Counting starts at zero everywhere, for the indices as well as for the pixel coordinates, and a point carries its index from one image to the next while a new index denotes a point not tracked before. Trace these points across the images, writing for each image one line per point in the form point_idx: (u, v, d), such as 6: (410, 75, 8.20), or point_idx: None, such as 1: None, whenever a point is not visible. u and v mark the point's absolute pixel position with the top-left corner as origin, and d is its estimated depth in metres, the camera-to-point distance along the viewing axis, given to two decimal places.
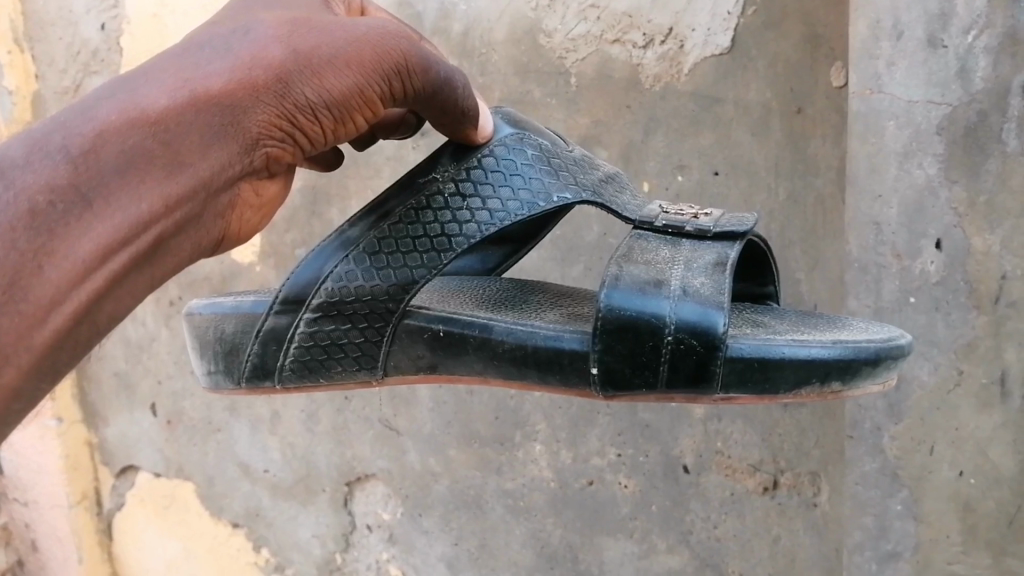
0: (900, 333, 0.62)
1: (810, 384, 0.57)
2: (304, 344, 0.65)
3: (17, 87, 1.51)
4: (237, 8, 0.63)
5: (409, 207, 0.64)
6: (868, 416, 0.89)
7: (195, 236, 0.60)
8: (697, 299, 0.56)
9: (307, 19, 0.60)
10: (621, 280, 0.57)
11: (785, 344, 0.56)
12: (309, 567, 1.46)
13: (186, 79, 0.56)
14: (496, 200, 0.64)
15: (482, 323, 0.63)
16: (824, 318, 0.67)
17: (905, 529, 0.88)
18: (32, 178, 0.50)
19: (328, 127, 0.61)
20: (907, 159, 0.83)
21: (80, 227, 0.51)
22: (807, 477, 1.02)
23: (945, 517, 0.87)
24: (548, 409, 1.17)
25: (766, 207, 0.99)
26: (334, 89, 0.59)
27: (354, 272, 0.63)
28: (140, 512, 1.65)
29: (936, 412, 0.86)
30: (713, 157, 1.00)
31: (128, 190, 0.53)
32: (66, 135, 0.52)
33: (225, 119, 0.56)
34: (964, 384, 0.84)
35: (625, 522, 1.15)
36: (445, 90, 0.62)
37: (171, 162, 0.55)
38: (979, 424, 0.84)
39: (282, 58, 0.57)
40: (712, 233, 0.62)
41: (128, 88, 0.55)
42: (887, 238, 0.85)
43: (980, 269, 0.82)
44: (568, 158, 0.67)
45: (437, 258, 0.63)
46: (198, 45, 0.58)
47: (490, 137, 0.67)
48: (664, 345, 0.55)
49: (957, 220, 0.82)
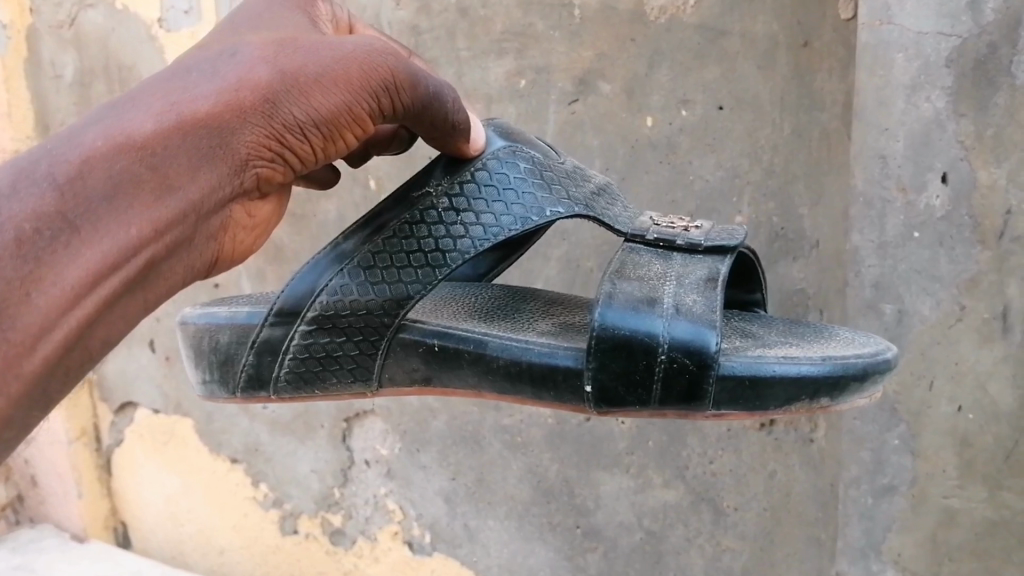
0: (886, 346, 0.63)
1: (800, 401, 0.58)
2: (300, 356, 0.67)
3: (11, 22, 1.47)
4: (225, 29, 0.64)
5: (403, 222, 0.66)
6: None
7: (186, 259, 0.61)
8: (689, 318, 0.57)
9: (293, 41, 0.61)
10: (613, 299, 0.59)
11: (775, 361, 0.58)
12: (308, 502, 1.47)
13: (173, 104, 0.57)
14: (489, 215, 0.66)
15: (476, 336, 0.65)
16: (811, 332, 0.69)
17: (902, 463, 0.90)
18: (18, 208, 0.51)
19: (318, 146, 0.61)
20: (915, 93, 0.82)
21: (67, 254, 0.52)
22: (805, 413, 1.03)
23: (943, 452, 0.88)
24: None
25: (770, 141, 0.97)
26: (322, 108, 0.60)
27: (350, 285, 0.65)
28: (139, 448, 1.66)
29: (936, 346, 0.86)
30: (718, 92, 0.99)
31: (115, 216, 0.54)
32: (54, 162, 0.53)
33: (213, 142, 0.57)
34: (965, 319, 0.84)
35: (622, 457, 1.16)
36: (434, 105, 0.63)
37: (158, 186, 0.56)
38: (979, 358, 0.85)
39: (268, 79, 0.58)
40: (703, 247, 0.64)
41: (115, 115, 0.56)
42: (893, 172, 0.84)
43: (985, 204, 0.82)
44: (560, 171, 0.69)
45: (432, 272, 0.65)
46: (184, 70, 0.59)
47: (483, 150, 0.69)
48: (656, 365, 0.57)
49: (964, 153, 0.81)
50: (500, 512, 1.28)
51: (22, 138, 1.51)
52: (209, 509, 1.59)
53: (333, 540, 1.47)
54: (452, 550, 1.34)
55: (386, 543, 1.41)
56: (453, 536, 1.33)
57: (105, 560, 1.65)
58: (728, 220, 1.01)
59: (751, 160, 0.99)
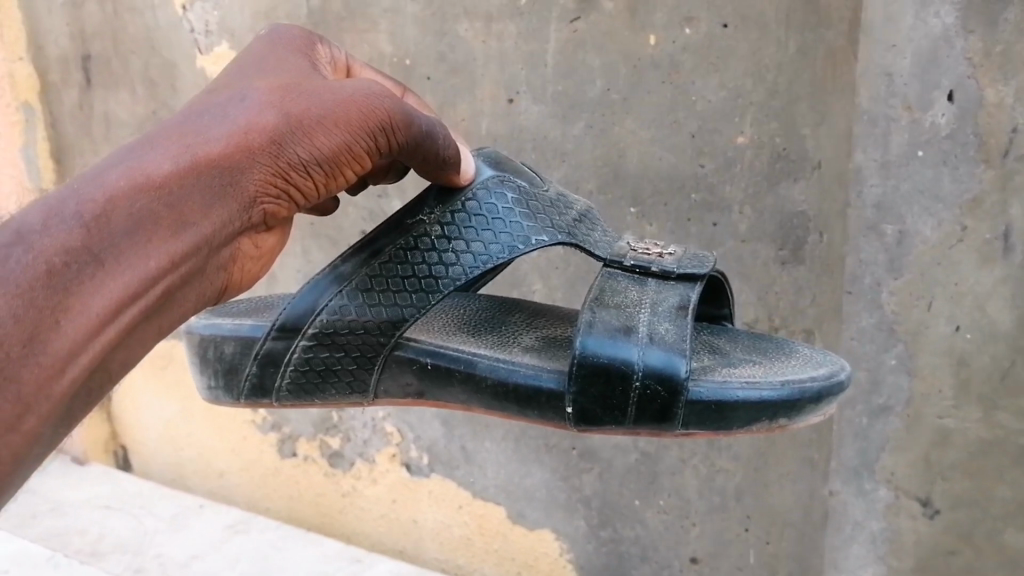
0: (840, 365, 0.67)
1: (761, 421, 0.61)
2: (300, 368, 0.69)
3: None
4: (231, 74, 0.66)
5: (397, 247, 0.68)
6: (868, 271, 0.89)
7: (196, 291, 0.62)
8: (662, 346, 0.60)
9: (298, 87, 0.63)
10: (593, 327, 0.62)
11: (739, 385, 0.61)
12: (306, 425, 1.47)
13: (188, 146, 0.59)
14: (479, 243, 0.68)
15: (465, 357, 0.68)
16: (778, 350, 0.72)
17: (897, 383, 0.91)
18: (47, 239, 0.51)
19: (320, 182, 0.63)
20: (924, 8, 0.80)
21: (93, 284, 0.53)
22: (802, 335, 1.00)
23: (939, 371, 0.89)
24: (545, 270, 1.14)
25: (775, 61, 0.94)
26: (324, 148, 0.62)
27: (348, 306, 0.68)
28: (138, 374, 1.66)
29: (936, 268, 0.86)
30: (722, 9, 0.95)
31: (137, 249, 0.55)
32: (79, 201, 0.54)
33: (223, 181, 0.59)
34: (966, 240, 0.84)
35: None
36: (427, 143, 0.64)
37: (175, 222, 0.57)
38: (979, 279, 0.85)
39: (275, 122, 0.61)
40: (675, 275, 0.67)
41: (133, 155, 0.58)
42: (898, 90, 0.83)
43: (991, 122, 0.80)
44: (545, 200, 0.71)
45: (424, 295, 0.68)
46: (195, 115, 0.61)
47: (472, 180, 0.70)
48: (631, 390, 0.60)
49: (971, 71, 0.80)
50: (497, 433, 1.28)
51: (12, 59, 1.45)
52: (208, 433, 1.60)
53: (332, 462, 1.47)
54: (450, 472, 1.35)
55: (384, 464, 1.41)
56: (451, 458, 1.34)
57: (106, 482, 1.66)
58: (729, 142, 0.98)
59: (755, 81, 0.95)
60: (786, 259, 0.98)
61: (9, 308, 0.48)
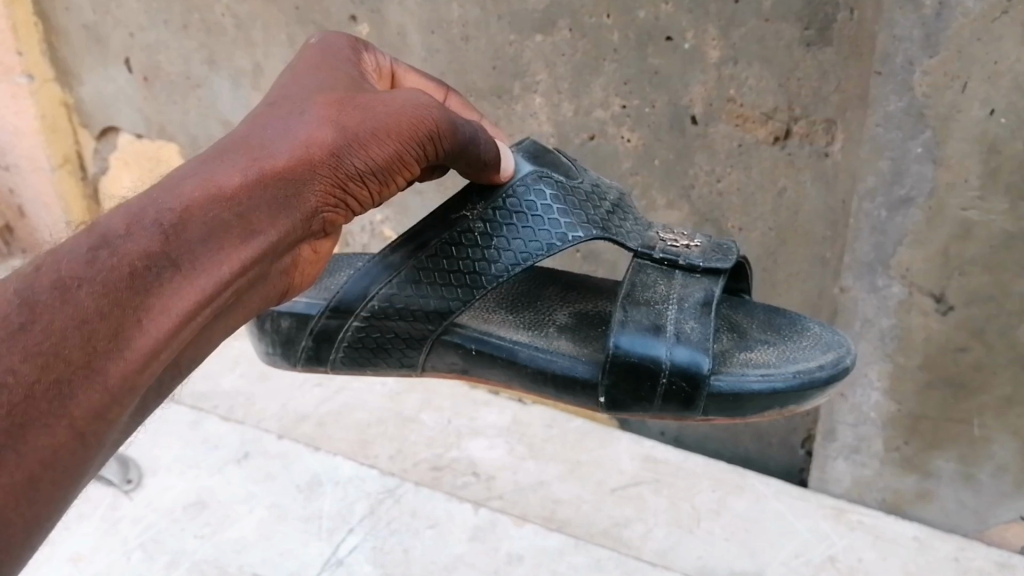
0: (846, 348, 0.72)
1: (773, 407, 0.68)
2: (354, 345, 0.72)
3: None
4: (284, 85, 0.66)
5: (442, 241, 0.69)
6: (901, 50, 0.82)
7: (259, 293, 0.62)
8: (687, 344, 0.65)
9: (352, 99, 0.63)
10: (625, 325, 0.66)
11: (756, 379, 0.66)
12: None
13: (256, 158, 0.58)
14: (518, 241, 0.69)
15: (506, 346, 0.72)
16: (788, 321, 0.77)
17: (922, 174, 0.86)
18: (129, 244, 0.51)
19: (375, 190, 0.64)
20: None
21: (172, 289, 0.51)
22: (823, 126, 0.92)
23: (967, 160, 0.83)
24: (550, 57, 1.01)
25: None
26: (380, 158, 0.62)
27: (396, 295, 0.69)
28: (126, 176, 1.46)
29: (976, 44, 0.79)
30: None
31: (214, 257, 0.54)
32: (158, 209, 0.53)
33: (290, 192, 0.58)
34: (1012, 13, 0.76)
35: (625, 178, 1.05)
36: (470, 149, 0.65)
37: (246, 231, 0.56)
38: (1021, 57, 0.78)
39: (334, 134, 0.60)
40: (702, 268, 0.71)
41: (204, 166, 0.57)
42: None
43: None
44: (582, 193, 0.71)
45: (470, 287, 0.69)
46: (259, 128, 0.60)
47: (511, 176, 0.70)
48: (659, 384, 0.65)
49: None
50: None
51: None
52: None
53: None
54: None
55: None
56: None
57: None
58: None
59: None
60: (812, 41, 0.88)
61: (95, 309, 0.48)
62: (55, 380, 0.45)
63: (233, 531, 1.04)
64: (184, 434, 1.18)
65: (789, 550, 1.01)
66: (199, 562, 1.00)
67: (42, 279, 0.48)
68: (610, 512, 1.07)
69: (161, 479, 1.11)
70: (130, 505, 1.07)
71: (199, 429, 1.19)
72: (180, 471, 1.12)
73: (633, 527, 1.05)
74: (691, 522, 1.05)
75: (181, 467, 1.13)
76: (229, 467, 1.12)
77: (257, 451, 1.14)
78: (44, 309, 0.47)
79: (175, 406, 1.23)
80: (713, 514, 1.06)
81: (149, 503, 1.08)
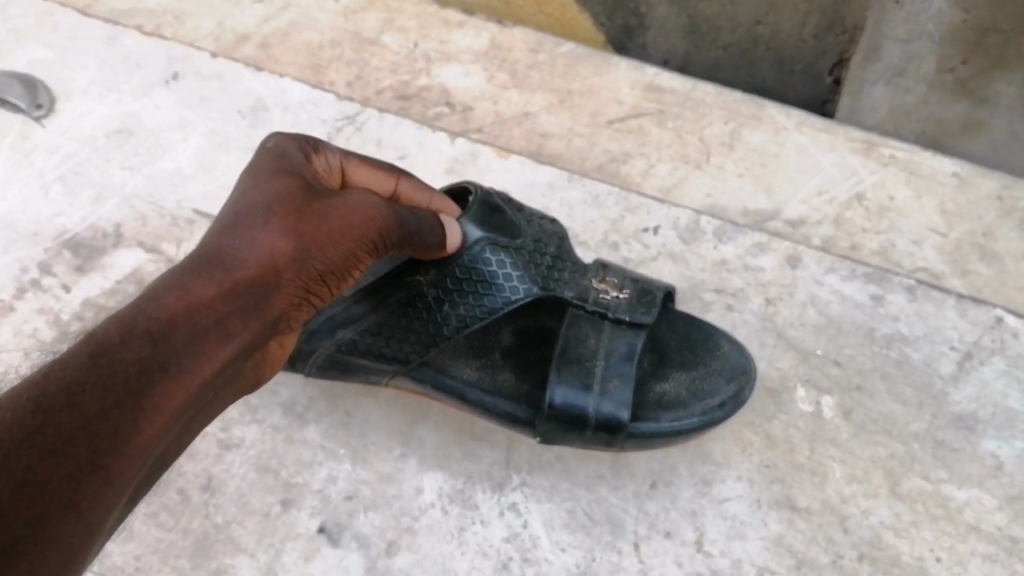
0: (749, 372, 0.67)
1: (685, 440, 0.66)
2: (321, 367, 0.65)
3: None
4: (238, 182, 0.58)
5: (398, 302, 0.62)
6: None
7: (227, 400, 0.52)
8: (617, 400, 0.61)
9: (310, 199, 0.55)
10: (560, 375, 0.61)
11: (667, 419, 0.64)
12: None
13: (227, 266, 0.50)
14: (466, 306, 0.63)
15: (456, 385, 0.66)
16: (701, 329, 0.68)
17: None
18: (125, 351, 0.43)
19: (335, 286, 0.56)
20: None
21: (162, 398, 0.44)
22: None
23: None
24: None
25: None
26: (336, 260, 0.54)
27: (355, 340, 0.63)
28: None
29: None
30: None
31: (199, 361, 0.46)
32: (140, 317, 0.45)
33: (262, 300, 0.50)
34: None
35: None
36: (414, 239, 0.58)
37: (223, 335, 0.47)
38: None
39: (295, 242, 0.52)
40: (626, 322, 0.63)
41: (178, 275, 0.48)
42: None
43: None
44: (529, 248, 0.64)
45: (426, 344, 0.63)
46: (224, 237, 0.52)
47: (460, 244, 0.63)
48: (587, 431, 0.62)
49: None
50: None
51: None
52: None
53: None
54: None
55: None
56: None
57: None
58: None
59: None
60: None
61: (99, 411, 0.41)
62: (65, 477, 0.39)
63: (162, 167, 0.88)
64: (98, 52, 0.96)
65: (812, 186, 0.85)
66: (130, 196, 0.87)
67: (49, 383, 0.41)
68: (604, 148, 0.88)
69: (79, 102, 0.93)
70: (43, 135, 0.91)
71: (115, 45, 0.97)
72: (98, 94, 0.93)
73: (632, 163, 0.87)
74: (700, 157, 0.87)
75: (99, 90, 0.94)
76: (155, 90, 0.93)
77: (188, 72, 0.94)
78: (54, 413, 0.40)
79: (126, 30, 0.98)
80: (725, 149, 0.88)
81: (65, 131, 0.91)
